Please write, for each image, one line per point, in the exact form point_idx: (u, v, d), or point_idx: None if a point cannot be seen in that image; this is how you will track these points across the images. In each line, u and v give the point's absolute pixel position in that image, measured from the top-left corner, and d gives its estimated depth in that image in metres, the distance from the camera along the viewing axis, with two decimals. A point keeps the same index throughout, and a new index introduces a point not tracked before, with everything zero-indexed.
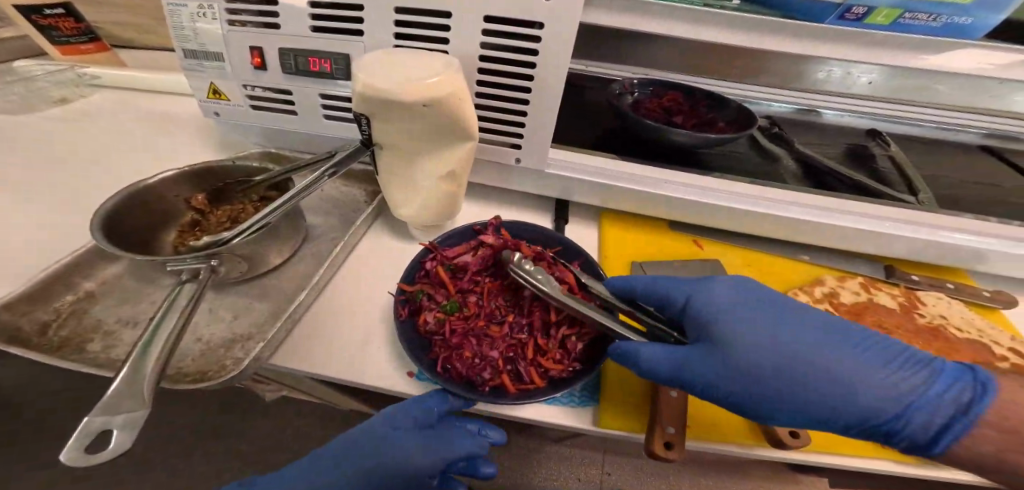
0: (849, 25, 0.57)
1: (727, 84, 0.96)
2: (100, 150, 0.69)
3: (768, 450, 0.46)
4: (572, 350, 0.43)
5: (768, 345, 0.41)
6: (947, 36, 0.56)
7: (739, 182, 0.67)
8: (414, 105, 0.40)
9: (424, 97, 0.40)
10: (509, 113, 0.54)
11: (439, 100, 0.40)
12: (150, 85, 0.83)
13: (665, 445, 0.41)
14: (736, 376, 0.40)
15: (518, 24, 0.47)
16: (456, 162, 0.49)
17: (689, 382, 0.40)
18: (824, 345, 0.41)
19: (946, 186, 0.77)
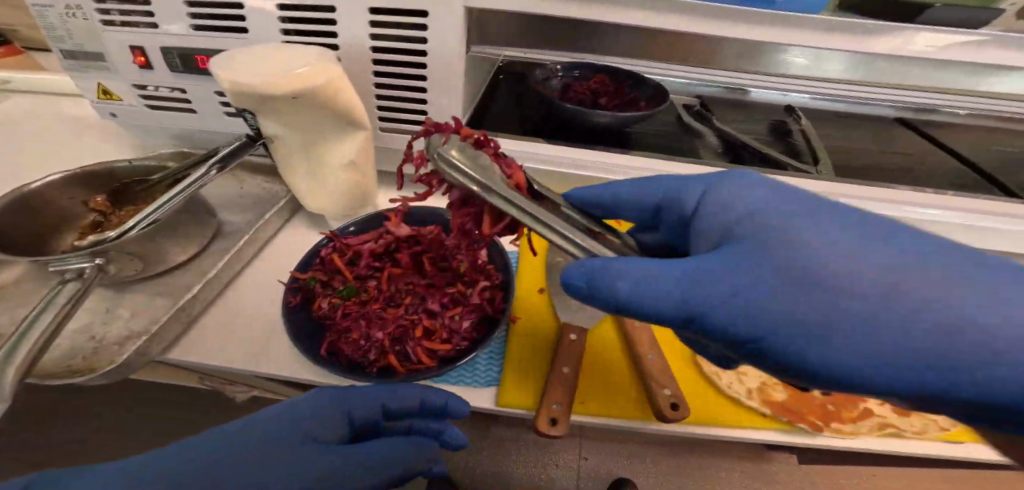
0: None
1: (656, 67, 0.98)
2: (11, 155, 0.67)
3: (654, 425, 0.47)
4: (462, 327, 0.44)
5: (838, 269, 0.27)
6: None
7: (650, 159, 0.69)
8: (286, 98, 0.41)
9: (295, 90, 0.40)
10: (412, 101, 0.55)
11: (311, 93, 0.41)
12: (68, 88, 0.81)
13: (547, 421, 0.43)
14: (766, 313, 0.29)
15: (405, 13, 0.47)
16: (354, 152, 0.50)
17: (703, 308, 0.30)
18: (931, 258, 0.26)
19: (858, 156, 0.81)
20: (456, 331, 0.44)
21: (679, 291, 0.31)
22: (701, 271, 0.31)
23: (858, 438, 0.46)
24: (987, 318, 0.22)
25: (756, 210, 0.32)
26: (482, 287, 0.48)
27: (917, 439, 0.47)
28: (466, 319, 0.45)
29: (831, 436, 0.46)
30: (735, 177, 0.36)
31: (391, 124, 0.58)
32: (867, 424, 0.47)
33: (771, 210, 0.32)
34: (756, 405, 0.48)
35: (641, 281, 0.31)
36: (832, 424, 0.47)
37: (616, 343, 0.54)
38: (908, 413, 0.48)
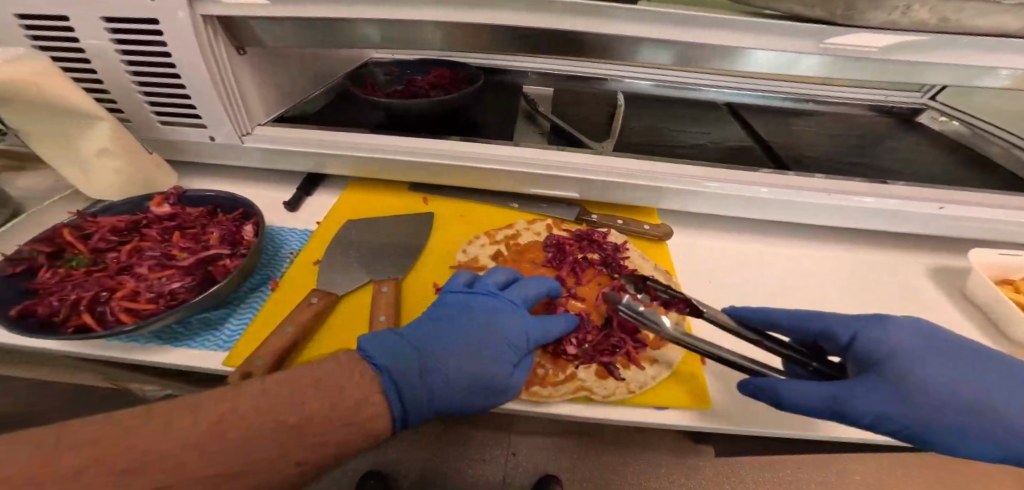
0: None
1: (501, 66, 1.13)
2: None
3: None
4: (173, 288, 0.49)
5: (944, 391, 0.47)
6: None
7: (443, 141, 0.78)
8: None
9: None
10: (176, 98, 0.61)
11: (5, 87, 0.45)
12: None
13: (242, 373, 0.46)
14: (902, 414, 0.47)
15: (142, 22, 0.54)
16: (103, 141, 0.55)
17: (852, 414, 0.47)
18: (992, 392, 0.47)
19: (660, 139, 0.89)
20: (168, 292, 0.49)
21: (827, 400, 0.47)
22: (877, 387, 0.47)
23: (546, 402, 0.53)
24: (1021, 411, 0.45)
25: (899, 350, 0.50)
26: (213, 257, 0.54)
27: (604, 401, 0.53)
28: (182, 282, 0.50)
29: (530, 400, 0.53)
30: (881, 318, 0.53)
31: (169, 116, 0.63)
32: (565, 388, 0.54)
33: (906, 350, 0.50)
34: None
35: (795, 393, 0.47)
36: (531, 388, 0.54)
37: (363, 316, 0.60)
38: (604, 378, 0.54)
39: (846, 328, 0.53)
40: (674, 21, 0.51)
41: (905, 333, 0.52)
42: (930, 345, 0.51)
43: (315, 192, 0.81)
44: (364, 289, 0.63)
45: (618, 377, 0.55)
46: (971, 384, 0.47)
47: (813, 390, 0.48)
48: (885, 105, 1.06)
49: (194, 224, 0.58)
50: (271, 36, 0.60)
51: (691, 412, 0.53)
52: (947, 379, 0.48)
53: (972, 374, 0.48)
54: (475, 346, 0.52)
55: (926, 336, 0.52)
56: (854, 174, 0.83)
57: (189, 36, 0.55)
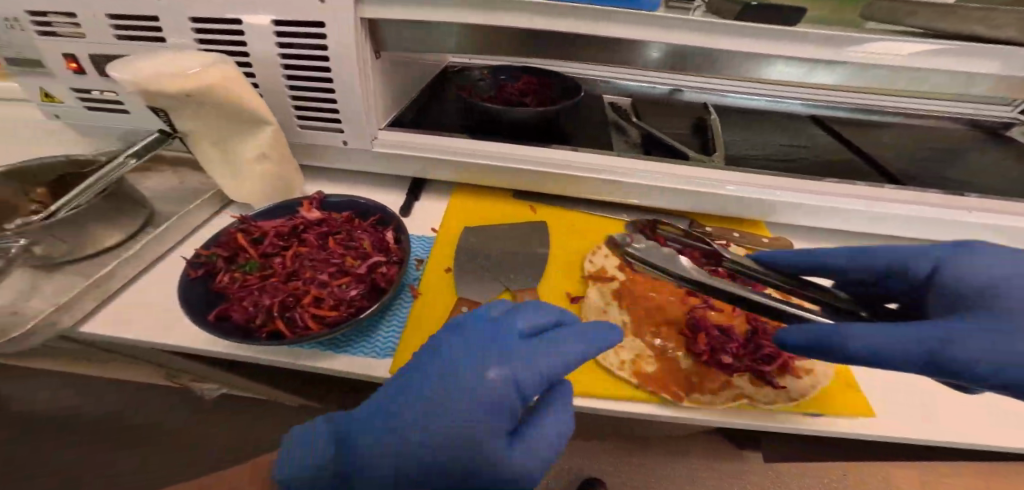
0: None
1: (584, 74, 1.12)
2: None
3: None
4: (349, 295, 0.50)
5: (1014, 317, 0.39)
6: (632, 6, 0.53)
7: (559, 150, 0.78)
8: (181, 95, 0.46)
9: (187, 88, 0.46)
10: (321, 102, 0.62)
11: (205, 91, 0.47)
12: None
13: None
14: None
15: (309, 26, 0.54)
16: (264, 145, 0.56)
17: (943, 360, 0.38)
18: None
19: (762, 150, 0.89)
20: (342, 296, 0.51)
21: (930, 349, 0.39)
22: (932, 329, 0.40)
23: (713, 409, 0.50)
24: None
25: (973, 284, 0.43)
26: (375, 262, 0.54)
27: (769, 408, 0.51)
28: (354, 288, 0.51)
29: (691, 406, 0.51)
30: (953, 245, 0.47)
31: (311, 118, 0.64)
32: (725, 395, 0.52)
33: (995, 277, 0.42)
34: (623, 376, 0.53)
35: (888, 344, 0.39)
36: (691, 395, 0.51)
37: None
38: (763, 385, 0.53)
39: (915, 261, 0.47)
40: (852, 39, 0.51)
41: (998, 267, 0.43)
42: (992, 280, 0.42)
43: (423, 197, 0.82)
44: (501, 298, 0.63)
45: (777, 385, 0.53)
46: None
47: (887, 335, 0.40)
48: (973, 120, 1.06)
49: (342, 228, 0.59)
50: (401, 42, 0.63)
51: (858, 419, 0.51)
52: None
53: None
54: (424, 410, 0.41)
55: (997, 260, 0.44)
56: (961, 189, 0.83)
57: (351, 39, 0.55)
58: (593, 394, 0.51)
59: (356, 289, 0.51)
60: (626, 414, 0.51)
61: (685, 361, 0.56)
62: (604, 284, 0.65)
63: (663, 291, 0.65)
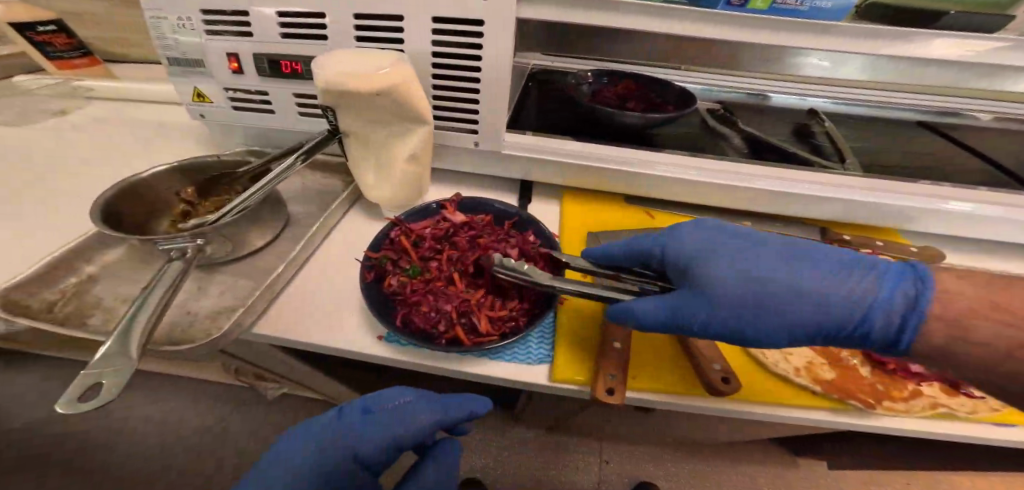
0: (735, 12, 0.54)
1: (679, 74, 1.08)
2: (104, 160, 0.77)
3: (703, 400, 0.48)
4: (519, 303, 0.49)
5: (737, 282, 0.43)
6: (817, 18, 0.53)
7: (683, 155, 0.75)
8: (368, 94, 0.46)
9: (376, 88, 0.46)
10: (464, 102, 0.60)
11: (389, 91, 0.47)
12: (157, 97, 0.94)
13: (606, 391, 0.45)
14: (736, 311, 0.43)
15: (470, 24, 0.53)
16: (418, 145, 0.55)
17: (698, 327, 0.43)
18: (787, 271, 0.43)
19: (886, 157, 0.84)
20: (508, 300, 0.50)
21: (669, 316, 0.44)
22: (688, 297, 0.44)
23: (908, 417, 0.47)
24: (801, 299, 0.42)
25: (693, 252, 0.47)
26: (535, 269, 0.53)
27: (965, 418, 0.47)
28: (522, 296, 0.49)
29: (884, 414, 0.47)
30: (679, 224, 0.51)
31: (448, 119, 0.63)
32: (918, 404, 0.48)
33: (708, 245, 0.47)
34: (804, 382, 0.48)
35: (647, 312, 0.44)
36: (883, 402, 0.47)
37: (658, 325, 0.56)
38: (957, 394, 0.49)
39: (654, 241, 0.51)
40: None
41: (702, 234, 0.49)
42: (727, 246, 0.46)
43: (534, 201, 0.80)
44: None
45: (970, 394, 0.49)
46: (738, 279, 0.44)
47: (713, 308, 0.43)
48: None
49: (486, 231, 0.58)
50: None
51: None
52: (742, 277, 0.44)
53: (746, 270, 0.44)
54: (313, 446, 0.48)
55: (719, 234, 0.48)
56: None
57: (510, 37, 0.53)
58: (778, 400, 0.47)
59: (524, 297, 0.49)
60: (811, 423, 0.48)
61: (862, 367, 0.52)
62: None
63: None
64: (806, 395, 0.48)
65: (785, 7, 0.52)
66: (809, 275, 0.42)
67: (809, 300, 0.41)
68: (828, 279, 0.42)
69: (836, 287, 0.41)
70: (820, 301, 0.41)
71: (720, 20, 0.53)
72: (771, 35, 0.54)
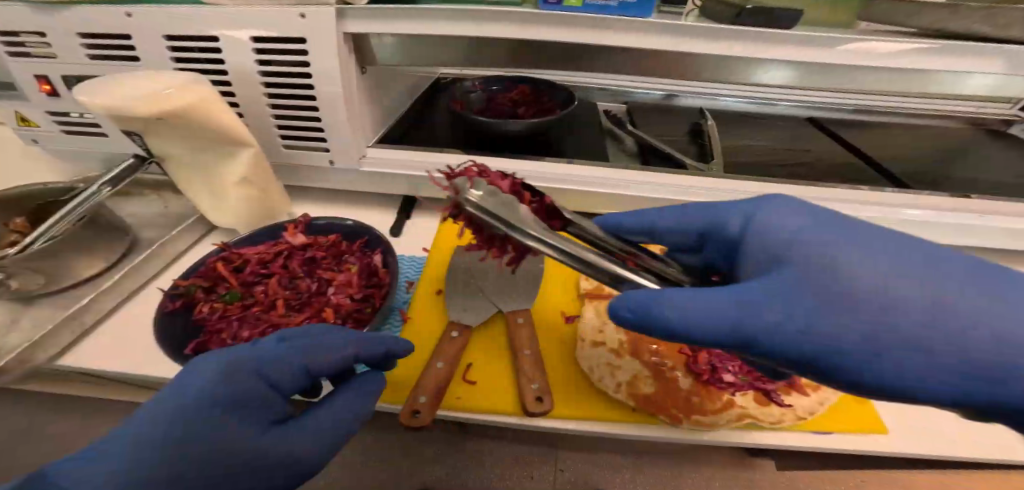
0: (553, 9, 0.53)
1: (575, 80, 1.12)
2: None
3: (520, 418, 0.50)
4: (340, 329, 0.49)
5: (852, 281, 0.32)
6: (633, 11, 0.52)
7: (554, 166, 0.77)
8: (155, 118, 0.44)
9: (160, 111, 0.43)
10: (304, 121, 0.58)
11: (179, 114, 0.44)
12: None
13: (411, 412, 0.45)
14: (799, 319, 0.33)
15: (286, 41, 0.51)
16: (245, 170, 0.54)
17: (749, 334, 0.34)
18: (895, 276, 0.31)
19: (758, 154, 0.88)
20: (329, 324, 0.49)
21: (731, 317, 0.34)
22: (782, 283, 0.34)
23: (712, 430, 0.50)
24: (909, 319, 0.30)
25: (790, 235, 0.36)
26: (365, 293, 0.53)
27: (772, 428, 0.50)
28: (344, 322, 0.50)
29: (692, 427, 0.50)
30: (763, 202, 0.41)
31: (294, 139, 0.60)
32: (726, 415, 0.50)
33: (799, 231, 0.36)
34: (620, 398, 0.51)
35: (682, 311, 0.34)
36: (691, 415, 0.50)
37: (499, 343, 0.58)
38: (767, 404, 0.51)
39: (737, 214, 0.43)
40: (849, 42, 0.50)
41: (793, 213, 0.38)
42: (816, 230, 0.36)
43: (416, 215, 0.80)
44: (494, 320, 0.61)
45: (781, 403, 0.51)
46: (862, 274, 0.32)
47: (807, 304, 0.32)
48: (974, 116, 1.03)
49: (328, 253, 0.56)
50: (389, 54, 0.62)
51: (867, 435, 0.50)
52: (866, 266, 0.32)
53: (864, 262, 0.32)
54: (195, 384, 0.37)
55: (820, 219, 0.37)
56: (973, 191, 0.81)
57: (335, 52, 0.52)
58: (589, 416, 0.50)
59: (346, 323, 0.50)
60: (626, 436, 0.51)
61: (685, 379, 0.54)
62: (601, 301, 0.63)
63: None
64: (618, 410, 0.51)
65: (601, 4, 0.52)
66: (920, 292, 0.31)
67: (922, 323, 0.30)
68: (953, 305, 0.30)
69: (958, 312, 0.29)
70: (942, 326, 0.29)
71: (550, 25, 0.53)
72: (596, 35, 0.53)
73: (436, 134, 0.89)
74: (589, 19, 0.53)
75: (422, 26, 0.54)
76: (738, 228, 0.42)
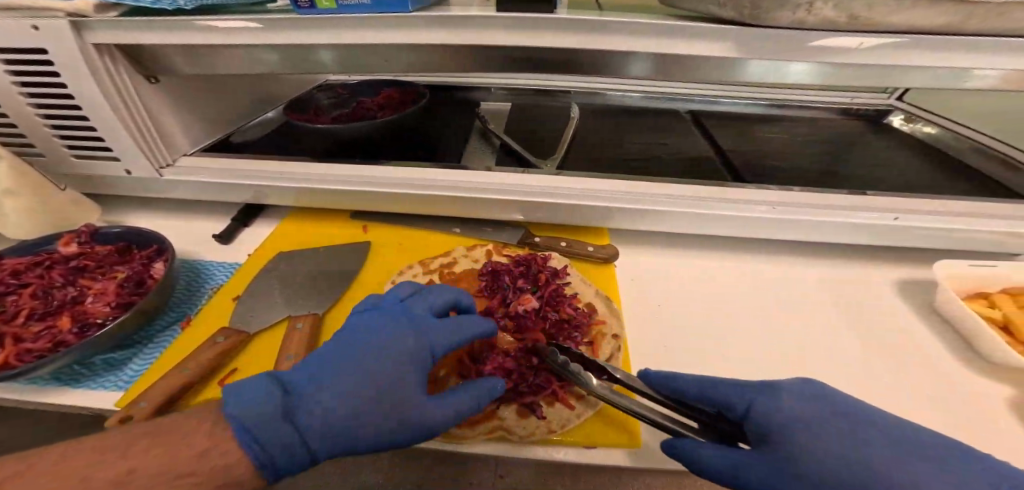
0: (309, 13, 0.51)
1: (460, 81, 1.13)
2: None
3: None
4: (70, 336, 0.48)
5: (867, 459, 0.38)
6: (383, 9, 0.50)
7: (387, 168, 0.75)
8: None
9: None
10: (80, 131, 0.59)
11: None
12: None
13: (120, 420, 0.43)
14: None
15: (30, 52, 0.51)
16: (2, 179, 0.54)
17: (751, 487, 0.40)
18: (911, 463, 0.37)
19: (612, 152, 0.88)
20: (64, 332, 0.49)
21: (729, 469, 0.41)
22: (760, 458, 0.41)
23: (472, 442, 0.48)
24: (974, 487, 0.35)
25: (801, 419, 0.41)
26: (117, 301, 0.52)
27: (522, 442, 0.48)
28: (80, 330, 0.49)
29: (445, 441, 0.49)
30: (776, 383, 0.44)
31: (81, 148, 0.61)
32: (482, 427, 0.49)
33: (815, 417, 0.41)
34: None
35: (712, 464, 0.40)
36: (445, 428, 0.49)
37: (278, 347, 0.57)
38: (524, 415, 0.49)
39: (739, 397, 0.44)
40: (593, 34, 0.50)
41: (807, 401, 0.43)
42: (840, 414, 0.41)
43: (254, 223, 0.78)
44: (281, 326, 0.60)
45: (538, 415, 0.49)
46: (879, 454, 0.38)
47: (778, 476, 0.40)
48: (855, 108, 1.02)
49: (101, 262, 0.56)
50: (173, 61, 0.57)
51: (613, 449, 0.47)
52: (892, 451, 0.38)
53: (890, 444, 0.38)
54: (338, 371, 0.44)
55: (837, 405, 0.42)
56: (873, 190, 0.76)
57: (80, 66, 0.52)
58: None
59: (83, 331, 0.49)
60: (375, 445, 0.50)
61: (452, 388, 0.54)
62: None
63: None
64: None
65: (353, 3, 0.50)
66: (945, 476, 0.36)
67: None
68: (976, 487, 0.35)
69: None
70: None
71: (306, 26, 0.52)
72: (352, 33, 0.52)
73: (290, 132, 0.87)
74: (343, 19, 0.51)
75: (175, 38, 0.52)
76: (741, 408, 0.44)
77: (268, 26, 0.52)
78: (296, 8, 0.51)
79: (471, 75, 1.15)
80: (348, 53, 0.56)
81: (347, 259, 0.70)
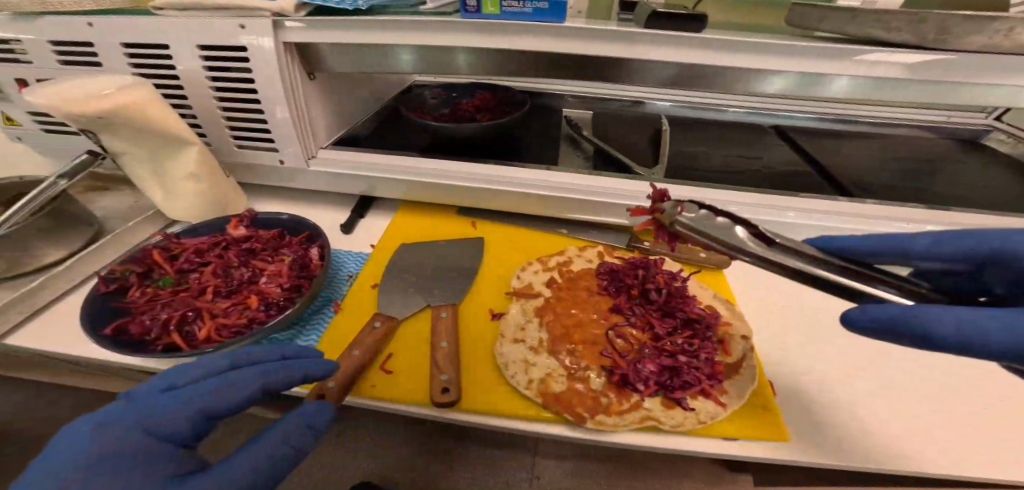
0: (473, 18, 0.55)
1: (542, 88, 1.16)
2: None
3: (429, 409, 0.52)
4: (259, 313, 0.53)
5: None
6: (541, 19, 0.54)
7: (499, 168, 0.79)
8: (92, 119, 0.49)
9: (97, 113, 0.48)
10: (251, 122, 0.63)
11: (113, 114, 0.49)
12: None
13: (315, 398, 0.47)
14: None
15: (230, 48, 0.56)
16: (190, 165, 0.59)
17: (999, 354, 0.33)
18: None
19: (706, 162, 0.90)
20: (250, 308, 0.53)
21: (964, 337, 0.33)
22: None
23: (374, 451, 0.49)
24: None
25: None
26: (291, 281, 0.56)
27: (676, 433, 0.50)
28: (264, 307, 0.53)
29: (595, 427, 0.50)
30: None
31: (245, 139, 0.66)
32: (630, 417, 0.51)
33: None
34: (529, 393, 0.53)
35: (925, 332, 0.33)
36: (596, 416, 0.50)
37: (424, 333, 0.61)
38: (672, 407, 0.51)
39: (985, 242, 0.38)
40: (749, 51, 0.52)
41: None
42: None
43: (370, 215, 0.82)
44: (422, 315, 0.63)
45: (686, 407, 0.51)
46: None
47: None
48: (943, 126, 1.02)
49: (266, 245, 0.60)
50: (340, 61, 0.62)
51: (768, 446, 0.49)
52: None
53: None
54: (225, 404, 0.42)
55: None
56: (982, 208, 0.76)
57: (272, 63, 0.57)
58: (496, 408, 0.52)
59: (266, 308, 0.53)
60: (526, 432, 0.52)
61: (598, 379, 0.55)
62: (527, 300, 0.65)
63: (587, 306, 0.65)
64: (527, 405, 0.52)
65: (517, 11, 0.53)
66: None
67: None
68: None
69: None
70: None
71: (470, 31, 0.55)
72: (510, 39, 0.56)
73: (396, 130, 0.91)
74: (504, 26, 0.55)
75: (354, 37, 0.57)
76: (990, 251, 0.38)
77: (434, 29, 0.56)
78: (461, 13, 0.55)
79: (552, 83, 1.19)
80: (496, 58, 0.60)
81: (467, 253, 0.74)
